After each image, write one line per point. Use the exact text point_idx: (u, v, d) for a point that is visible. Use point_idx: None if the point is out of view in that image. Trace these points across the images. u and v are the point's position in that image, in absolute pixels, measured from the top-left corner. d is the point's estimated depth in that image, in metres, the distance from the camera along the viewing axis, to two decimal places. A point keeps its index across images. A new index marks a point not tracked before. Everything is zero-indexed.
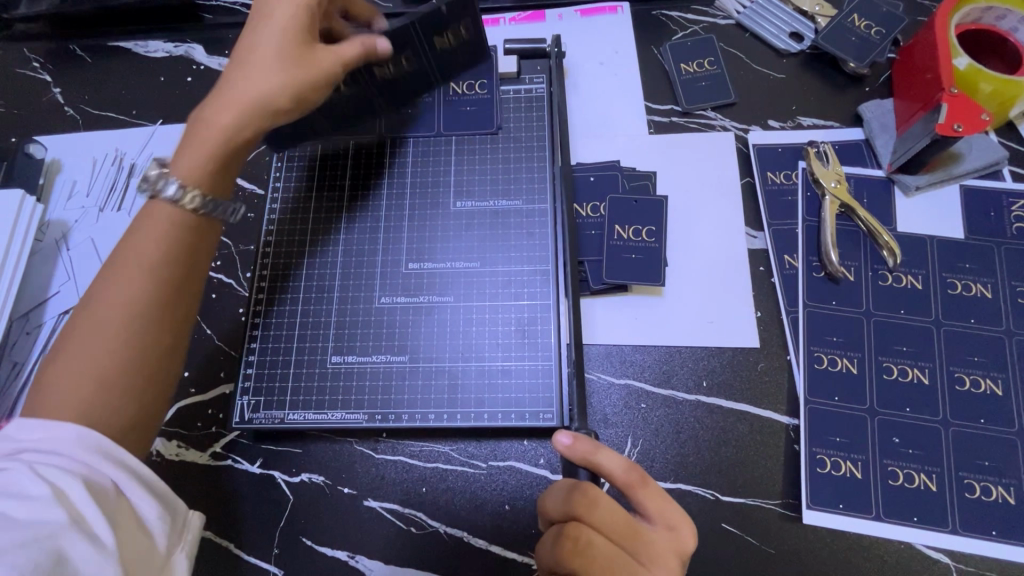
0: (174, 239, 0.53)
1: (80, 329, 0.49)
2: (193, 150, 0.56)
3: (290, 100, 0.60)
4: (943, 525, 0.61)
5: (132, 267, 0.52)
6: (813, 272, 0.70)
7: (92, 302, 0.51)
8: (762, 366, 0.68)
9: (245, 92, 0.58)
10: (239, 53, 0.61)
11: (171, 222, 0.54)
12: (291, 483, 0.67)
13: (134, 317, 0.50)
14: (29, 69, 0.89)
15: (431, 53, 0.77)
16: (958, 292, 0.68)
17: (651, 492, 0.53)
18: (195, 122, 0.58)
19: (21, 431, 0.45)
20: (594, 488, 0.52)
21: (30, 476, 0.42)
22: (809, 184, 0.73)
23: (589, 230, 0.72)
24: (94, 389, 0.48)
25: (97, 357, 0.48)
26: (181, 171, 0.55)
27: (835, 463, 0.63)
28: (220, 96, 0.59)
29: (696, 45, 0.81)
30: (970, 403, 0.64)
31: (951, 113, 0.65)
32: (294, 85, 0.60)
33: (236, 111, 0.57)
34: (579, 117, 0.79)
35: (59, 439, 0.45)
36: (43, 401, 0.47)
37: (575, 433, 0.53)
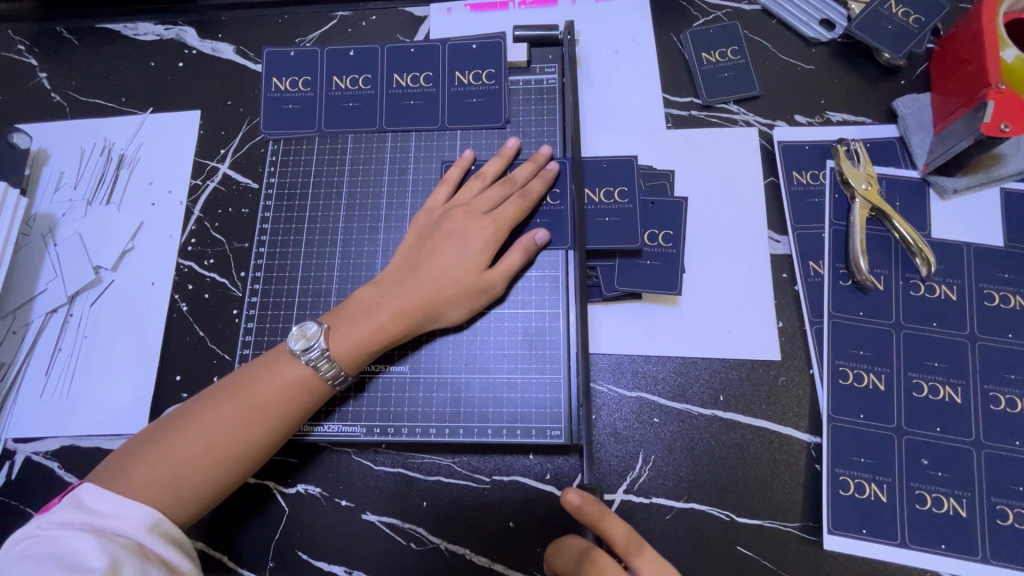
0: (300, 395, 0.58)
1: (190, 434, 0.54)
2: (348, 335, 0.59)
3: (461, 311, 0.62)
4: (971, 554, 0.57)
5: (264, 392, 0.56)
6: (840, 279, 0.65)
7: (212, 410, 0.55)
8: (783, 379, 0.64)
9: (403, 297, 0.61)
10: (423, 252, 0.63)
11: (288, 394, 0.57)
12: (286, 495, 0.64)
13: (247, 438, 0.55)
14: (14, 52, 0.85)
15: (440, 46, 0.75)
16: (994, 304, 0.63)
17: (649, 559, 0.50)
18: (354, 302, 0.61)
19: (97, 504, 0.50)
20: (603, 556, 0.49)
21: (92, 549, 0.46)
22: (838, 185, 0.68)
23: (601, 217, 0.66)
24: (189, 490, 0.53)
25: (193, 464, 0.53)
26: (339, 357, 0.59)
27: (858, 485, 0.60)
28: (384, 291, 0.61)
29: (719, 33, 0.76)
30: (1003, 423, 0.60)
31: (996, 112, 0.60)
32: (467, 295, 0.62)
33: (401, 322, 0.60)
34: (592, 110, 0.75)
35: (125, 518, 0.50)
36: (130, 478, 0.52)
37: (585, 493, 0.51)
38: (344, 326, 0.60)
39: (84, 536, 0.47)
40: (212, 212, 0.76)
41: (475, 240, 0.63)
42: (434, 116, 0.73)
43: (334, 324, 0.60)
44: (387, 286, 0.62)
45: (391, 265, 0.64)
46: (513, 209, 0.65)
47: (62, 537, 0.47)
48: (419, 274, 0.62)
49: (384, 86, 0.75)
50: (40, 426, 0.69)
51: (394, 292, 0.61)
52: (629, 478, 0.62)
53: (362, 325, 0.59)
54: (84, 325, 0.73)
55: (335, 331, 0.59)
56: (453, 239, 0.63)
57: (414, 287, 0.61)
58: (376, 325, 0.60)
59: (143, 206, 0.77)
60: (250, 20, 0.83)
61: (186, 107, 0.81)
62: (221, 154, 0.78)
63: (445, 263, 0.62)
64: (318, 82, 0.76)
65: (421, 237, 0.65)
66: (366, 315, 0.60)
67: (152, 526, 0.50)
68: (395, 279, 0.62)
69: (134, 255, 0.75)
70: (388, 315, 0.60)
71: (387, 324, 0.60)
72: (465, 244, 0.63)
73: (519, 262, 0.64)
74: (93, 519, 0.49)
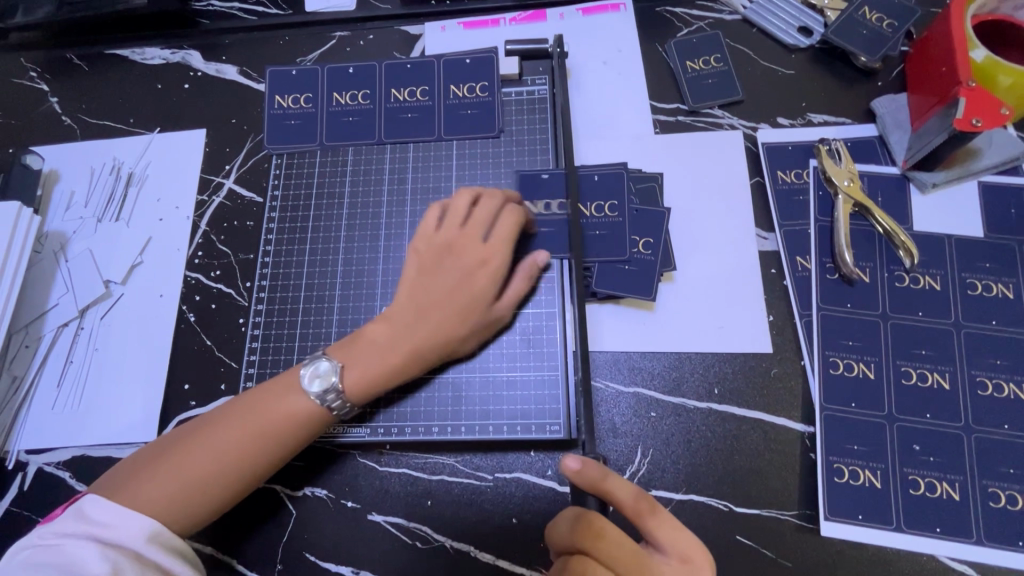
0: (310, 419, 0.59)
1: (200, 449, 0.56)
2: (367, 369, 0.60)
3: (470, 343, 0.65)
4: (965, 536, 0.58)
5: (271, 422, 0.58)
6: (826, 273, 0.67)
7: (225, 427, 0.57)
8: (775, 371, 0.66)
9: (415, 337, 0.62)
10: (429, 281, 0.64)
11: (297, 423, 0.58)
12: (293, 498, 0.66)
13: (255, 455, 0.57)
14: (26, 78, 0.88)
15: (435, 62, 0.78)
16: (977, 292, 0.65)
17: (660, 520, 0.51)
18: (363, 340, 0.62)
19: (100, 515, 0.51)
20: (601, 518, 0.50)
21: (93, 558, 0.47)
22: (821, 182, 0.71)
23: (593, 230, 0.70)
24: (195, 503, 0.55)
25: (197, 487, 0.55)
26: (357, 396, 0.61)
27: (852, 472, 0.61)
28: (395, 329, 0.62)
29: (702, 42, 0.79)
30: (991, 408, 0.62)
31: (968, 107, 0.63)
32: (477, 329, 0.64)
33: (416, 361, 0.62)
34: (583, 118, 0.78)
35: (124, 529, 0.51)
36: (135, 495, 0.53)
37: (585, 457, 0.50)
38: (360, 361, 0.61)
39: (86, 545, 0.48)
40: (218, 226, 0.78)
41: (481, 274, 0.64)
42: (430, 129, 0.76)
43: (347, 361, 0.61)
44: (397, 322, 0.62)
45: (398, 300, 0.64)
46: (510, 225, 0.65)
47: (63, 545, 0.48)
48: (429, 312, 0.62)
49: (382, 100, 0.78)
50: (52, 436, 0.71)
51: (408, 329, 0.62)
52: (629, 471, 0.63)
53: (377, 365, 0.61)
54: (94, 338, 0.75)
55: (350, 366, 0.61)
56: (457, 269, 0.64)
57: (427, 323, 0.62)
58: (394, 360, 0.61)
59: (151, 222, 0.79)
60: (253, 42, 0.87)
61: (192, 126, 0.84)
62: (226, 170, 0.81)
63: (454, 298, 0.63)
64: (319, 99, 0.79)
65: (422, 265, 0.65)
66: (382, 351, 0.61)
67: (151, 536, 0.51)
68: (406, 314, 0.63)
69: (142, 269, 0.77)
70: (402, 355, 0.61)
71: (403, 365, 0.61)
72: (471, 274, 0.64)
73: (524, 287, 0.66)
74: (95, 529, 0.50)
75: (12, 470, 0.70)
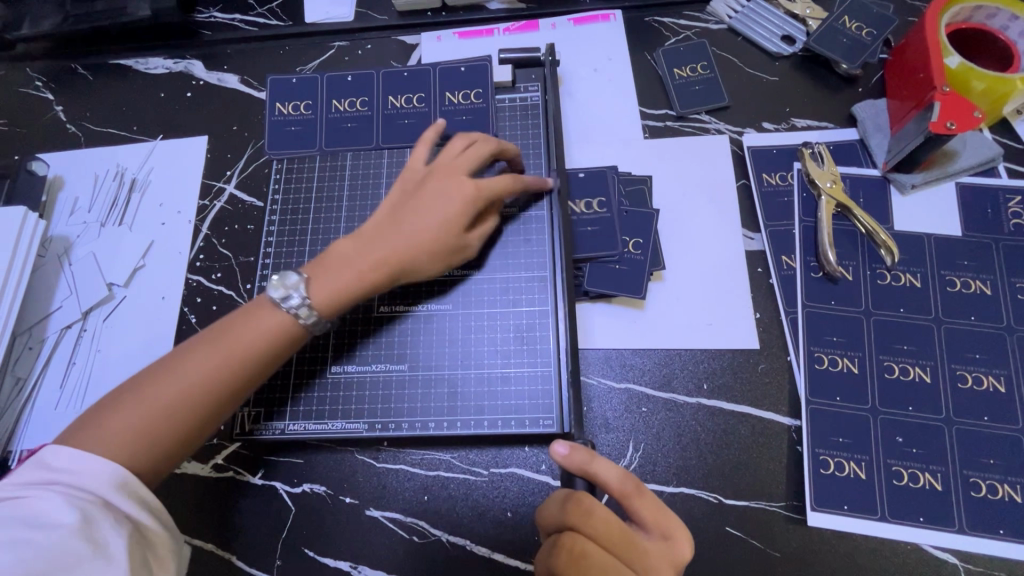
0: (274, 342, 0.59)
1: (161, 385, 0.55)
2: (330, 284, 0.62)
3: (431, 265, 0.65)
4: (948, 525, 0.60)
5: (243, 338, 0.58)
6: (811, 272, 0.70)
7: (188, 360, 0.56)
8: (762, 367, 0.67)
9: (393, 244, 0.64)
10: (399, 214, 0.65)
11: (271, 334, 0.59)
12: (293, 494, 0.67)
13: (219, 385, 0.56)
14: (32, 88, 0.90)
15: (431, 70, 0.81)
16: (957, 289, 0.67)
17: (646, 500, 0.53)
18: (333, 254, 0.64)
19: (61, 462, 0.50)
20: (588, 497, 0.52)
21: (58, 509, 0.46)
22: (805, 185, 0.73)
23: (584, 227, 0.71)
24: (157, 439, 0.54)
25: (167, 404, 0.54)
26: (318, 304, 0.61)
27: (838, 464, 0.63)
28: (365, 244, 0.64)
29: (689, 50, 0.82)
30: (972, 401, 0.64)
31: (943, 112, 0.65)
32: (440, 257, 0.65)
33: (379, 270, 0.63)
34: (575, 124, 0.80)
35: (87, 474, 0.49)
36: (103, 428, 0.52)
37: (572, 442, 0.53)
38: (325, 277, 0.62)
39: (50, 497, 0.47)
40: (219, 230, 0.80)
41: (454, 200, 0.65)
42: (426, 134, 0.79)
43: (314, 274, 0.62)
44: (367, 237, 0.64)
45: (374, 219, 0.66)
46: (479, 153, 0.69)
47: (28, 499, 0.47)
48: (407, 222, 0.64)
49: (380, 107, 0.80)
50: (55, 436, 0.72)
51: (377, 244, 0.64)
52: (621, 465, 0.65)
53: (341, 275, 0.62)
54: (97, 340, 0.76)
55: (316, 281, 0.62)
56: (433, 197, 0.65)
57: (386, 241, 0.64)
58: (357, 272, 0.62)
59: (154, 226, 0.81)
60: (254, 51, 0.90)
61: (194, 133, 0.86)
62: (227, 176, 0.83)
63: (428, 217, 0.65)
64: (319, 106, 0.81)
65: (404, 193, 0.67)
66: (345, 265, 0.63)
67: (118, 482, 0.50)
68: (375, 232, 0.65)
69: (145, 272, 0.79)
70: (368, 263, 0.63)
71: (366, 271, 0.63)
72: (445, 202, 0.65)
73: (508, 184, 0.68)
74: (56, 477, 0.49)
75: (14, 470, 0.71)
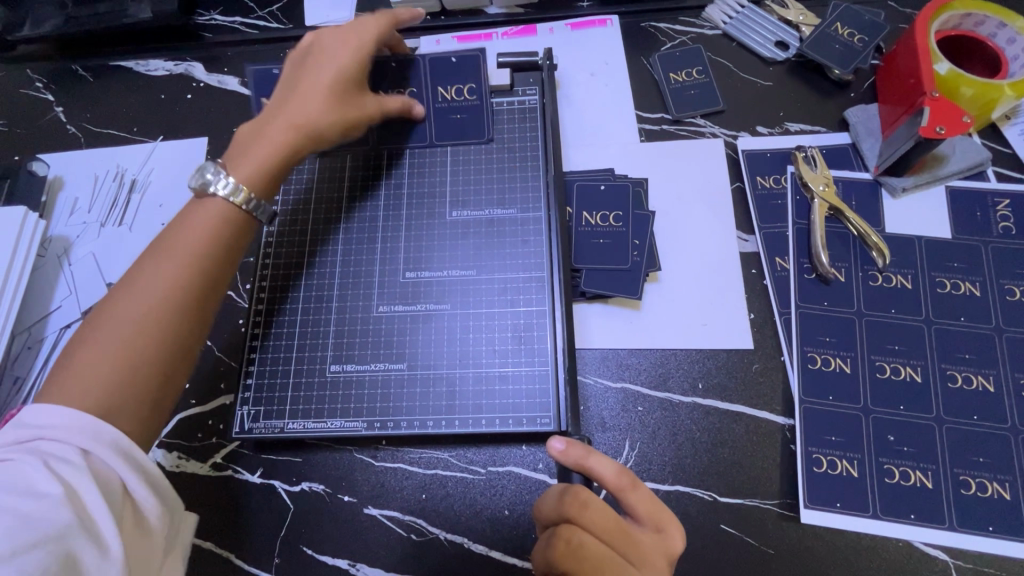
0: (218, 231, 0.60)
1: (119, 316, 0.54)
2: (252, 160, 0.64)
3: (337, 128, 0.68)
4: (939, 522, 0.61)
5: (181, 242, 0.58)
6: (804, 273, 0.71)
7: (128, 294, 0.55)
8: (756, 367, 0.68)
9: (295, 117, 0.66)
10: (288, 89, 0.69)
11: (217, 217, 0.60)
12: (292, 493, 0.67)
13: (181, 303, 0.56)
14: (32, 89, 0.91)
15: (419, 60, 0.76)
16: (947, 290, 0.69)
17: (640, 494, 0.53)
18: (249, 133, 0.67)
19: (37, 419, 0.49)
20: (585, 491, 0.53)
21: (42, 474, 0.45)
22: (798, 187, 0.75)
23: (596, 238, 0.73)
24: (129, 377, 0.52)
25: (123, 341, 0.53)
26: (241, 176, 0.63)
27: (830, 462, 0.64)
28: (276, 114, 0.67)
29: (684, 55, 0.83)
30: (962, 400, 0.65)
31: (933, 116, 0.67)
32: (342, 113, 0.68)
33: (290, 131, 0.65)
34: (572, 127, 0.81)
35: (68, 428, 0.48)
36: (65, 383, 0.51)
37: (568, 437, 0.54)
38: (247, 155, 0.64)
39: (32, 460, 0.46)
40: None
41: (330, 64, 0.68)
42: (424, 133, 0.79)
43: (232, 163, 0.64)
44: (288, 102, 0.67)
45: (265, 117, 0.68)
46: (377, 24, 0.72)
47: (11, 461, 0.46)
48: (301, 93, 0.67)
49: None
50: None
51: (282, 116, 0.66)
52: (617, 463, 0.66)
53: (263, 144, 0.65)
54: None
55: (240, 164, 0.64)
56: (318, 69, 0.68)
57: (284, 112, 0.67)
58: (268, 149, 0.65)
59: (153, 226, 0.82)
60: (254, 54, 0.90)
61: (194, 134, 0.87)
62: None
63: (313, 87, 0.67)
64: None
65: (292, 85, 0.69)
66: (261, 144, 0.65)
67: (97, 437, 0.49)
68: (287, 100, 0.67)
69: None
70: (280, 126, 0.66)
71: (283, 137, 0.65)
72: (341, 70, 0.68)
73: (394, 107, 0.73)
74: (40, 433, 0.48)
75: None
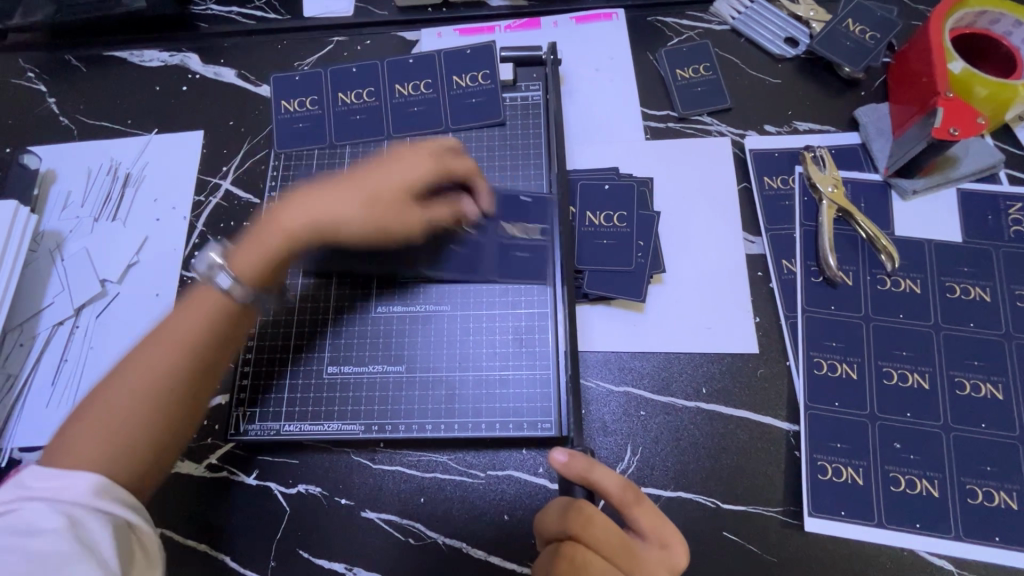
0: (195, 325, 0.58)
1: (132, 380, 0.55)
2: (251, 252, 0.62)
3: (363, 227, 0.64)
4: (945, 532, 0.60)
5: (196, 301, 0.59)
6: (811, 276, 0.69)
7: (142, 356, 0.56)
8: (761, 372, 0.67)
9: (316, 211, 0.64)
10: (347, 186, 0.66)
11: (229, 272, 0.60)
12: (288, 495, 0.66)
13: (192, 367, 0.57)
14: (24, 79, 0.89)
15: (435, 55, 0.80)
16: (956, 295, 0.67)
17: (644, 508, 0.53)
18: (266, 216, 0.65)
19: (34, 480, 0.50)
20: (589, 506, 0.52)
21: (42, 514, 0.47)
22: (806, 189, 0.73)
23: (601, 239, 0.71)
24: (129, 446, 0.53)
25: (134, 409, 0.54)
26: (236, 266, 0.61)
27: (836, 469, 0.63)
28: (303, 202, 0.64)
29: (691, 51, 0.82)
30: (970, 408, 0.64)
31: (945, 117, 0.65)
32: (372, 215, 0.64)
33: (284, 240, 0.63)
34: (576, 124, 0.79)
35: (68, 479, 0.50)
36: (75, 445, 0.52)
37: (571, 450, 0.52)
38: (247, 249, 0.63)
39: (31, 505, 0.47)
40: (214, 227, 0.79)
41: (408, 170, 0.66)
42: (437, 124, 0.78)
43: (237, 248, 0.63)
44: (310, 195, 0.65)
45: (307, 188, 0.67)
46: (424, 149, 0.67)
47: (12, 511, 0.47)
48: (357, 197, 0.64)
49: (388, 97, 0.79)
50: (46, 434, 0.71)
51: (294, 210, 0.64)
52: (619, 468, 0.64)
53: (262, 249, 0.62)
54: (90, 337, 0.75)
55: (234, 255, 0.62)
56: (399, 169, 0.66)
57: (293, 209, 0.64)
58: (262, 246, 0.62)
59: (147, 222, 0.80)
60: (251, 45, 0.88)
61: (190, 127, 0.85)
62: (223, 172, 0.82)
63: (371, 191, 0.65)
64: (325, 100, 0.80)
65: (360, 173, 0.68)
66: (262, 235, 0.63)
67: (92, 483, 0.50)
68: (315, 190, 0.65)
69: (139, 269, 0.78)
70: (293, 218, 0.63)
71: (276, 240, 0.63)
72: (382, 175, 0.65)
73: (429, 176, 0.66)
74: (34, 489, 0.49)
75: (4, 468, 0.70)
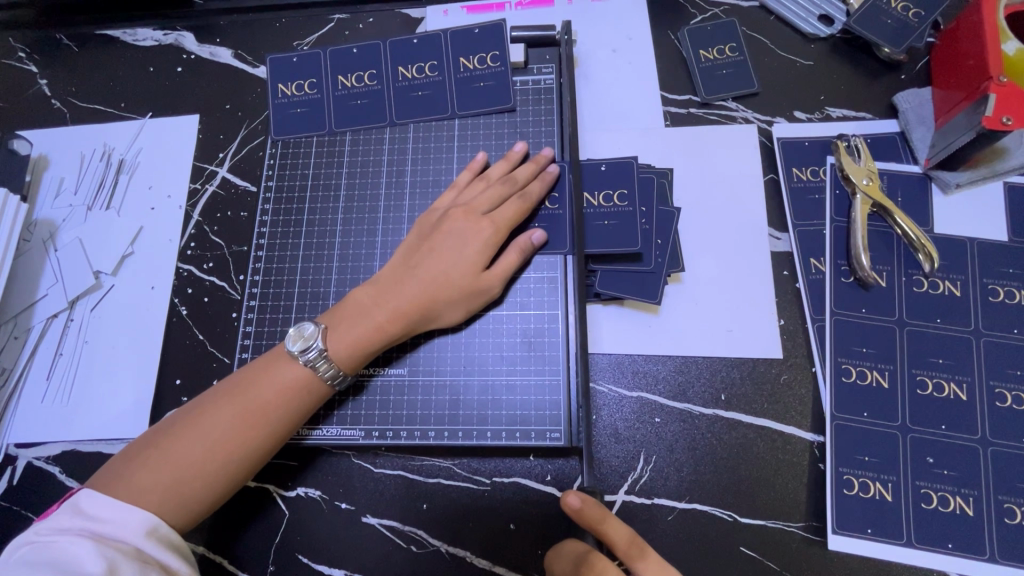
0: (299, 396, 0.58)
1: (196, 436, 0.54)
2: (344, 336, 0.59)
3: (455, 309, 0.62)
4: (978, 553, 0.56)
5: (264, 394, 0.57)
6: (841, 276, 0.65)
7: (210, 416, 0.55)
8: (785, 378, 0.63)
9: (401, 299, 0.61)
10: (408, 262, 0.63)
11: (295, 389, 0.58)
12: (286, 498, 0.64)
13: (257, 429, 0.56)
14: (14, 59, 0.85)
15: (441, 34, 0.75)
16: (999, 299, 0.63)
17: (652, 562, 0.49)
18: (351, 304, 0.61)
19: (94, 509, 0.50)
20: (601, 560, 0.49)
21: (89, 554, 0.46)
22: (839, 181, 0.68)
23: (600, 220, 0.66)
24: (184, 500, 0.53)
25: (193, 465, 0.54)
26: (338, 357, 0.59)
27: (863, 484, 0.59)
28: (379, 294, 0.61)
29: (716, 30, 0.76)
30: (1010, 421, 0.59)
31: (998, 105, 0.60)
32: (458, 290, 0.62)
33: (398, 321, 0.60)
34: (591, 109, 0.74)
35: (122, 521, 0.50)
36: (131, 484, 0.52)
37: (585, 495, 0.52)
38: (342, 327, 0.60)
39: (80, 542, 0.47)
40: (211, 217, 0.76)
41: (474, 242, 0.63)
42: (442, 109, 0.74)
43: (331, 324, 0.60)
44: (385, 287, 0.62)
45: (388, 265, 0.64)
46: (512, 211, 0.64)
47: (61, 542, 0.47)
48: (417, 274, 0.62)
49: (390, 80, 0.75)
50: (40, 432, 0.69)
51: (392, 292, 0.61)
52: (631, 478, 0.61)
53: (358, 326, 0.60)
54: (84, 331, 0.73)
55: (339, 335, 0.59)
56: (456, 240, 0.63)
57: (411, 286, 0.61)
58: (371, 325, 0.60)
59: (143, 211, 0.77)
60: (248, 24, 0.84)
61: (185, 111, 0.81)
62: (220, 158, 0.78)
63: (445, 262, 0.62)
64: (324, 83, 0.76)
65: (420, 236, 0.65)
66: (362, 316, 0.60)
67: (149, 532, 0.50)
68: (393, 279, 0.62)
69: (134, 260, 0.75)
70: (385, 315, 0.60)
71: (388, 323, 0.60)
72: (465, 245, 0.63)
73: (516, 261, 0.64)
74: (88, 525, 0.49)
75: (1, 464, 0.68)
